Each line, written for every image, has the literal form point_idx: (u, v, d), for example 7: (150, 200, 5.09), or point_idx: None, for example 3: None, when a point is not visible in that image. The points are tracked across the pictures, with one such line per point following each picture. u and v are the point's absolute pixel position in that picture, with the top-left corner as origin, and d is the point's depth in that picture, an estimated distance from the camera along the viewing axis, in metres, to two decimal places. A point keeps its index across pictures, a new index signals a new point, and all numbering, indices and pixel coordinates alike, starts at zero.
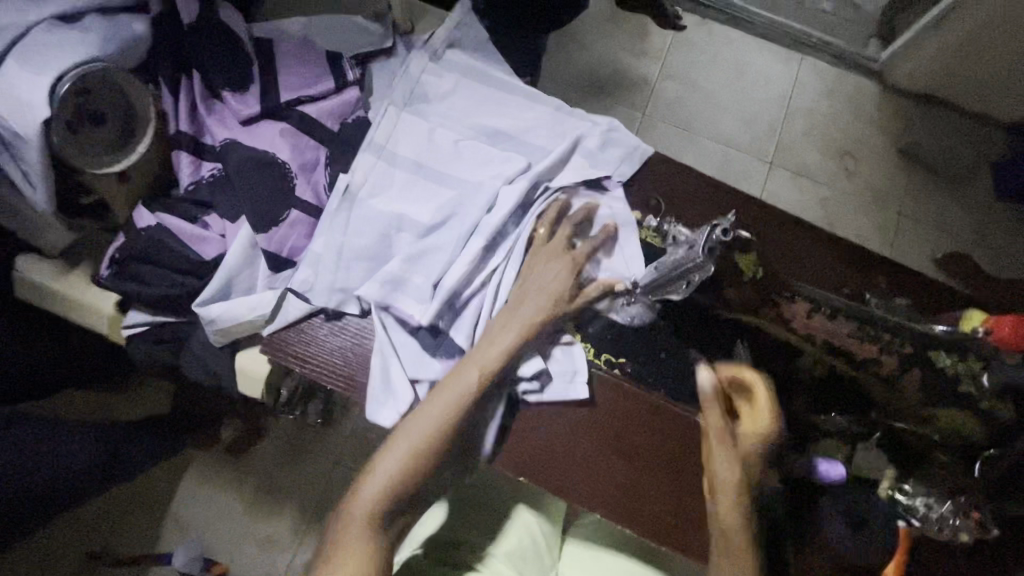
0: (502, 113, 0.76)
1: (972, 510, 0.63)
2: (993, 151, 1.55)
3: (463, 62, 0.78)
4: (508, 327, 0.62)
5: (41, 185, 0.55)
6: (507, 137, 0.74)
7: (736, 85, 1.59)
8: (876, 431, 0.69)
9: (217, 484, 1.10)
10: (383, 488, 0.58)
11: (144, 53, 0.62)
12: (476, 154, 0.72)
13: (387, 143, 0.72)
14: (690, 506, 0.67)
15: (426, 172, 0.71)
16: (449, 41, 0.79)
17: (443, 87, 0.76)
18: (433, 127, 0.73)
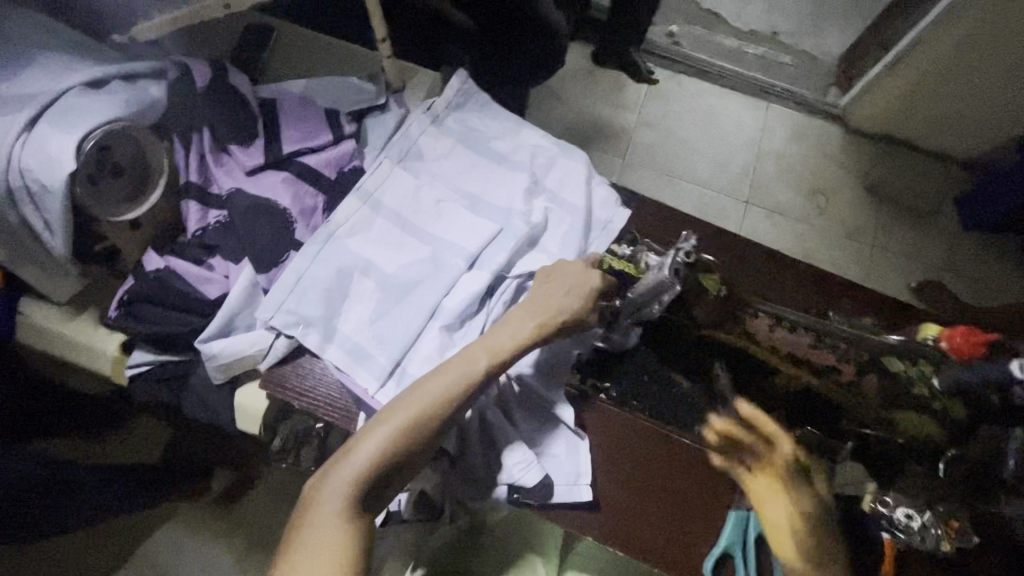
0: (484, 180, 0.82)
1: (954, 521, 0.65)
2: (952, 186, 1.66)
3: (462, 130, 0.86)
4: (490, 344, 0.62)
5: (61, 231, 0.59)
6: (486, 201, 0.80)
7: (707, 131, 1.70)
8: (849, 440, 0.70)
9: (208, 535, 1.09)
10: (352, 478, 0.53)
11: (161, 113, 0.68)
12: (452, 216, 0.77)
13: (375, 190, 0.77)
14: (681, 524, 0.69)
15: (404, 224, 0.76)
16: (452, 107, 0.88)
17: (437, 148, 0.84)
18: (419, 183, 0.79)
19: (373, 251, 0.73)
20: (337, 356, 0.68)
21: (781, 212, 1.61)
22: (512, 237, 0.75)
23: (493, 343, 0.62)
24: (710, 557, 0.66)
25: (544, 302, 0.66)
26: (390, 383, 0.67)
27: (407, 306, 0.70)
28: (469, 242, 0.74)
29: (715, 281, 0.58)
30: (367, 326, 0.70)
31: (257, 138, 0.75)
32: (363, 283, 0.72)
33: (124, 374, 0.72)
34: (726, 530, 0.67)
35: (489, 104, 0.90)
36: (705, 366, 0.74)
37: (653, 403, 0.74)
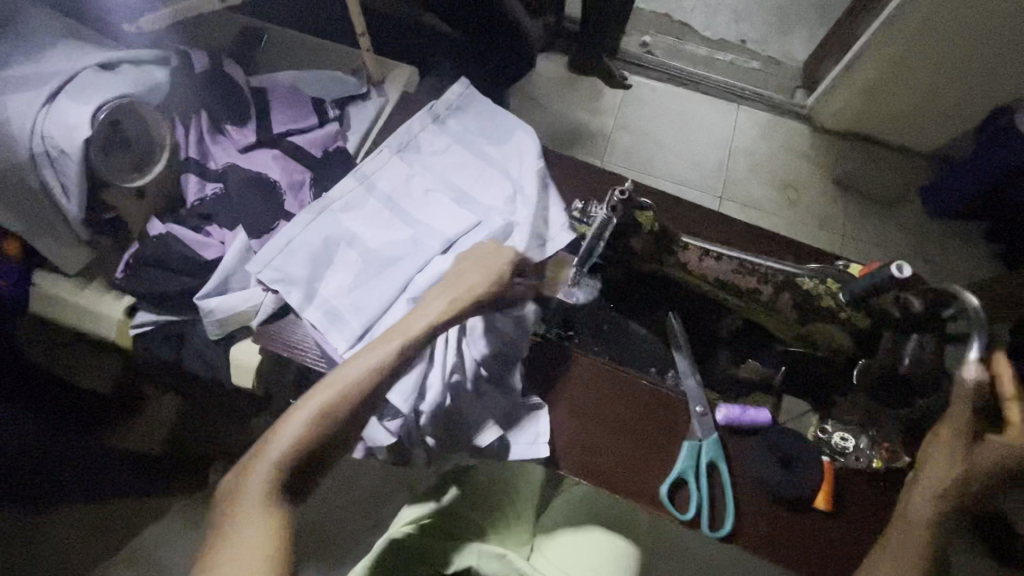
0: (473, 177, 0.83)
1: (884, 441, 0.72)
2: (917, 178, 1.75)
3: (463, 129, 0.89)
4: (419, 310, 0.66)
5: (75, 192, 0.71)
6: (472, 195, 0.82)
7: (679, 129, 1.79)
8: (782, 365, 0.77)
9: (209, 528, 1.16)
10: (269, 471, 0.56)
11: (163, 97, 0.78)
12: (436, 206, 0.80)
13: (372, 174, 0.82)
14: (641, 457, 0.73)
15: (392, 208, 0.80)
16: (454, 108, 0.90)
17: (435, 144, 0.86)
18: (412, 174, 0.83)
19: (360, 227, 0.78)
20: (314, 315, 0.73)
21: (753, 204, 1.69)
22: (484, 232, 0.77)
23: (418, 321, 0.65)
24: (667, 483, 0.71)
25: (468, 277, 0.70)
26: (356, 347, 0.71)
27: (384, 279, 0.75)
28: (448, 229, 0.77)
29: (653, 218, 0.67)
30: (345, 293, 0.75)
31: (250, 120, 0.86)
32: (347, 254, 0.77)
33: (130, 334, 0.79)
34: (679, 455, 0.72)
35: (491, 109, 0.91)
36: (659, 313, 0.80)
37: (612, 348, 0.79)
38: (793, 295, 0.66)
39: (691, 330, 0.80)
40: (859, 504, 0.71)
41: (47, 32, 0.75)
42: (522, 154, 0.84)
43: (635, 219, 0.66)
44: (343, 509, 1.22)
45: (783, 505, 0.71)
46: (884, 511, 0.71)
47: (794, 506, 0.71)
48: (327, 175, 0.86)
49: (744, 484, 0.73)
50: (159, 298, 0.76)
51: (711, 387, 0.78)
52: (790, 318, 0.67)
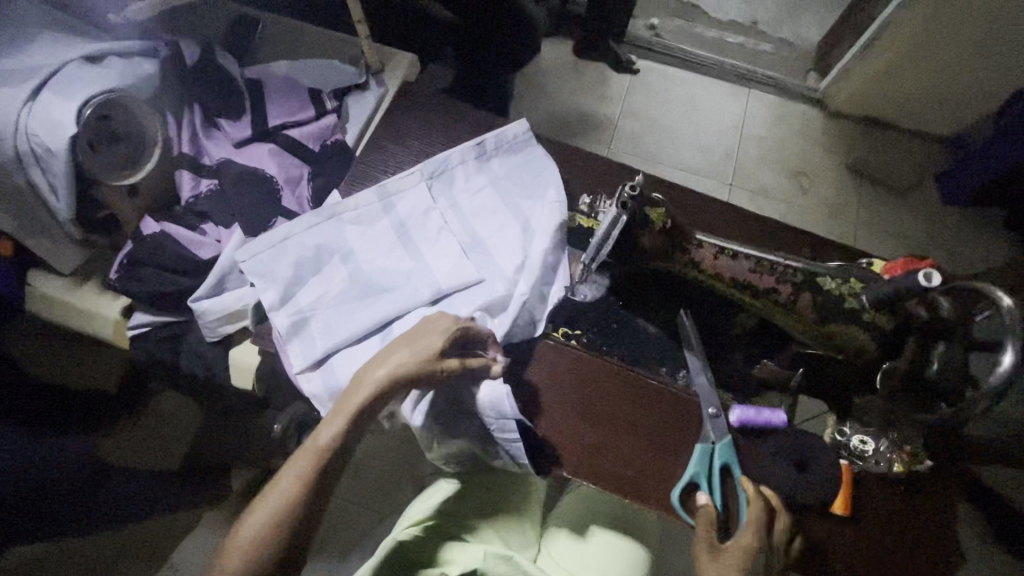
0: (493, 224, 0.79)
1: (903, 444, 0.69)
2: (933, 164, 1.69)
3: (507, 174, 0.82)
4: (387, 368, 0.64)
5: (64, 191, 0.69)
6: (485, 249, 0.78)
7: (688, 116, 1.74)
8: (800, 367, 0.74)
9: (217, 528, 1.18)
10: (250, 541, 0.57)
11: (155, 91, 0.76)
12: (444, 251, 0.76)
13: (395, 194, 0.79)
14: (643, 460, 0.71)
15: (403, 237, 0.77)
16: (505, 149, 0.83)
17: (469, 184, 0.81)
18: (435, 207, 0.79)
19: (361, 244, 0.76)
20: (283, 321, 0.70)
21: (764, 193, 1.64)
22: (485, 295, 0.74)
23: (314, 440, 0.61)
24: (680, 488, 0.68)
25: (414, 342, 0.66)
26: (315, 372, 0.69)
27: (365, 308, 0.71)
28: (445, 281, 0.74)
29: (665, 215, 0.65)
30: (323, 306, 0.72)
31: (245, 113, 0.83)
32: (338, 268, 0.74)
33: (127, 335, 0.78)
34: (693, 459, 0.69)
35: (545, 158, 0.82)
36: (671, 307, 0.77)
37: (625, 348, 0.76)
38: (815, 296, 0.64)
39: (701, 331, 0.77)
40: (878, 506, 0.69)
41: (30, 26, 0.72)
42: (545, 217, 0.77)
43: (647, 216, 0.63)
44: (347, 504, 1.21)
45: (796, 508, 0.69)
46: (898, 515, 0.69)
47: (810, 509, 0.69)
48: (325, 169, 0.83)
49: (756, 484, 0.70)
50: (154, 298, 0.75)
51: (721, 386, 0.75)
52: (810, 319, 0.64)
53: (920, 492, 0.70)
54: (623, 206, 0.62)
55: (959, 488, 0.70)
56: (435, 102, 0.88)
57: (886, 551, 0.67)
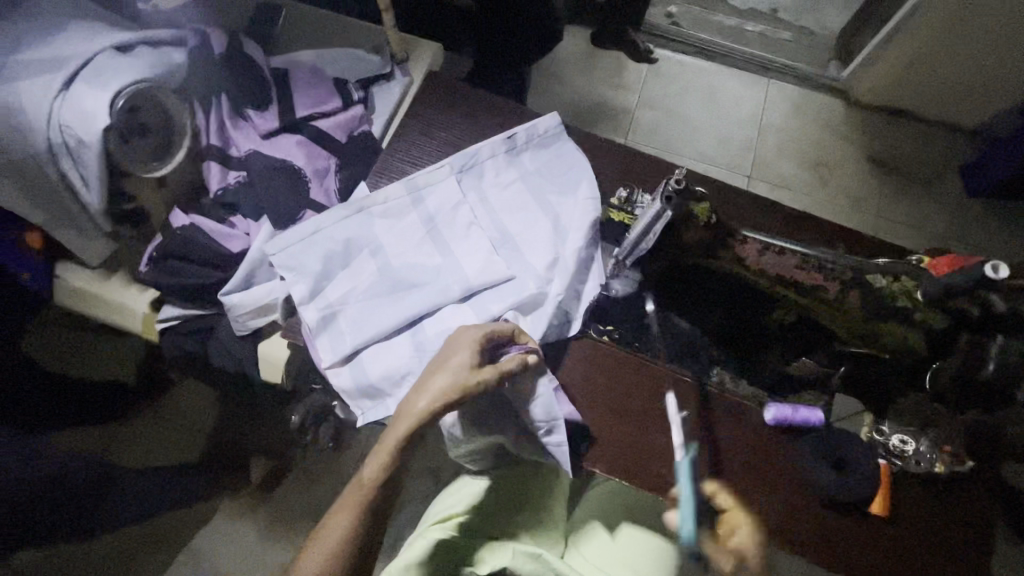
0: (524, 221, 0.77)
1: (945, 444, 0.68)
2: (959, 155, 1.65)
3: (538, 168, 0.81)
4: (425, 390, 0.62)
5: (96, 183, 0.68)
6: (516, 245, 0.76)
7: (709, 106, 1.70)
8: (843, 364, 0.73)
9: (237, 518, 1.19)
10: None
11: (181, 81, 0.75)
12: (474, 247, 0.75)
13: (424, 187, 0.77)
14: (679, 458, 0.69)
15: (432, 232, 0.76)
16: (535, 143, 0.82)
17: (499, 178, 0.80)
18: (464, 202, 0.77)
19: (389, 238, 0.75)
20: (312, 315, 0.69)
21: (785, 184, 1.61)
22: (516, 293, 0.72)
23: (361, 476, 0.65)
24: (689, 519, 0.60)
25: (447, 364, 0.63)
26: (344, 368, 0.68)
27: (394, 304, 0.70)
28: (475, 277, 0.73)
29: (709, 210, 0.63)
30: (352, 300, 0.71)
31: (272, 104, 0.82)
32: (366, 263, 0.73)
33: (155, 327, 0.78)
34: (684, 480, 0.62)
35: (577, 155, 0.81)
36: (705, 300, 0.77)
37: (660, 346, 0.74)
38: (863, 294, 0.62)
39: (731, 326, 0.77)
40: (914, 506, 0.68)
41: (55, 15, 0.71)
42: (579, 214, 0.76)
43: (691, 212, 0.61)
44: None
45: (835, 507, 0.68)
46: (939, 515, 0.68)
47: (845, 508, 0.68)
48: (351, 160, 0.82)
49: (786, 481, 0.69)
50: (184, 291, 0.75)
51: (759, 382, 0.75)
52: (858, 318, 0.63)
53: (962, 492, 0.69)
54: (668, 200, 0.60)
55: (995, 488, 0.69)
56: (459, 92, 0.87)
57: (925, 551, 0.66)
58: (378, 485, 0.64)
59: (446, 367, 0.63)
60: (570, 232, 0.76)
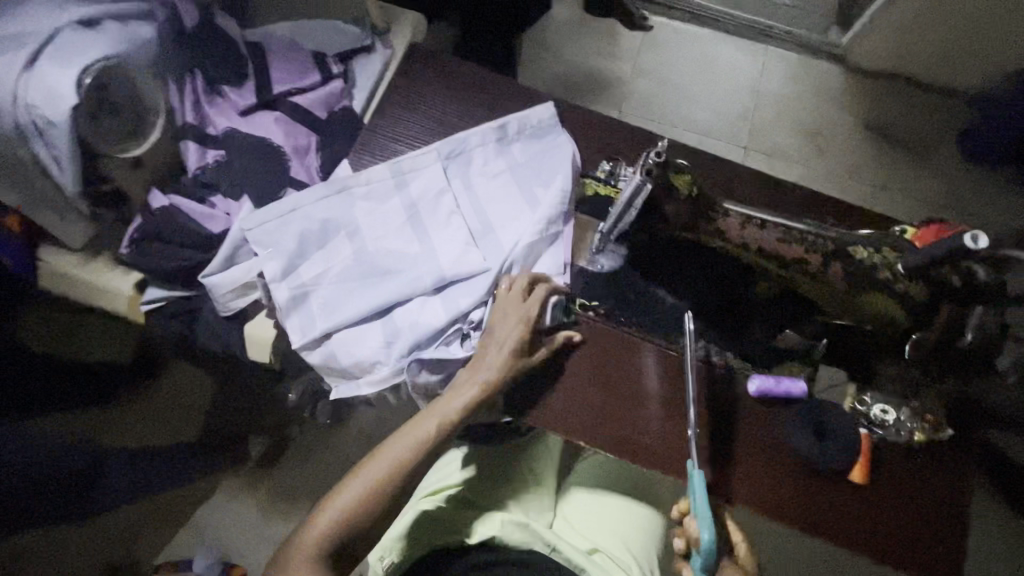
0: (506, 212, 0.76)
1: (925, 412, 0.69)
2: (956, 121, 1.62)
3: (529, 159, 0.78)
4: (477, 375, 0.66)
5: (69, 165, 0.68)
6: (495, 236, 0.74)
7: (704, 75, 1.66)
8: (823, 338, 0.72)
9: (239, 493, 1.23)
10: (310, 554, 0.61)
11: (150, 54, 0.74)
12: (452, 236, 0.74)
13: (409, 172, 0.76)
14: (666, 426, 0.70)
15: (412, 217, 0.74)
16: (528, 133, 0.79)
17: (487, 167, 0.78)
18: (447, 189, 0.75)
19: (369, 222, 0.74)
20: (283, 293, 0.70)
21: (779, 155, 1.58)
22: (488, 286, 0.71)
23: (374, 468, 0.65)
24: (706, 527, 0.60)
25: (493, 338, 0.68)
26: (313, 346, 0.69)
27: (365, 290, 0.70)
28: (448, 267, 0.71)
29: (691, 181, 0.61)
30: (325, 282, 0.71)
31: (249, 80, 0.83)
32: (343, 245, 0.73)
33: (140, 309, 0.78)
34: (703, 494, 0.62)
35: (571, 146, 0.78)
36: (686, 267, 0.76)
37: (646, 319, 0.74)
38: (845, 265, 0.61)
39: (713, 297, 0.75)
40: (896, 474, 0.69)
41: None
42: (555, 206, 0.73)
43: (672, 182, 0.60)
44: None
45: (816, 477, 0.69)
46: (919, 483, 0.69)
47: (828, 477, 0.69)
48: (332, 138, 0.82)
49: (772, 453, 0.70)
50: (168, 273, 0.75)
51: (740, 354, 0.74)
52: (840, 290, 0.62)
53: (943, 459, 0.70)
54: (648, 173, 0.59)
55: (970, 455, 0.70)
56: (439, 64, 0.84)
57: (905, 517, 0.68)
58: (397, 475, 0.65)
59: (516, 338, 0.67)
60: (549, 222, 0.73)
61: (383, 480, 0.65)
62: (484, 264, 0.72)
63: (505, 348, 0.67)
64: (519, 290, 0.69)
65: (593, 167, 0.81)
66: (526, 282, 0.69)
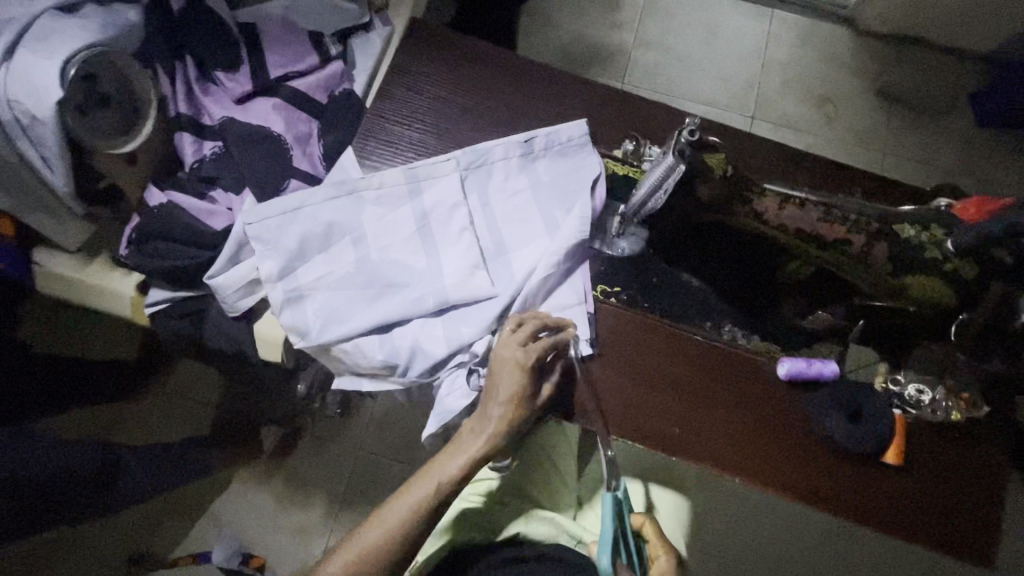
0: (520, 231, 0.72)
1: (960, 391, 0.67)
2: (969, 82, 1.57)
3: (553, 180, 0.73)
4: (482, 432, 0.64)
5: (59, 164, 0.66)
6: (506, 258, 0.71)
7: (710, 42, 1.58)
8: (860, 321, 0.70)
9: (254, 487, 1.22)
10: None
11: (131, 37, 0.70)
12: (461, 252, 0.70)
13: (424, 180, 0.71)
14: (695, 418, 0.68)
15: (423, 229, 0.71)
16: (556, 150, 0.74)
17: (508, 183, 0.73)
18: (460, 204, 0.71)
19: (375, 229, 0.70)
20: (279, 293, 0.68)
21: (789, 124, 1.53)
22: (494, 313, 0.68)
23: (382, 516, 0.64)
24: (606, 552, 0.63)
25: (493, 390, 0.64)
26: (309, 346, 0.68)
27: (366, 305, 0.68)
28: (453, 290, 0.68)
29: (726, 161, 0.59)
30: (325, 287, 0.68)
31: (242, 65, 0.78)
32: (346, 250, 0.69)
33: (145, 312, 0.75)
34: (609, 521, 0.64)
35: (601, 168, 0.73)
36: (713, 248, 0.72)
37: (669, 304, 0.72)
38: (890, 245, 0.60)
39: (738, 278, 0.71)
40: (933, 454, 0.67)
41: None
42: (571, 237, 0.68)
43: (710, 165, 0.58)
44: (376, 455, 1.23)
45: (849, 460, 0.67)
46: (953, 461, 0.68)
47: (861, 458, 0.67)
48: (333, 125, 0.78)
49: (803, 439, 0.68)
50: (169, 273, 0.72)
51: (769, 337, 0.72)
52: (884, 274, 0.60)
53: (981, 436, 0.68)
54: (680, 154, 0.55)
55: (1005, 430, 0.69)
56: (438, 40, 0.79)
57: (944, 498, 0.67)
58: (404, 529, 0.63)
59: (514, 389, 0.63)
60: (562, 250, 0.68)
61: (389, 536, 0.63)
62: (491, 288, 0.68)
63: (505, 402, 0.63)
64: (523, 335, 0.64)
65: (610, 144, 0.77)
66: (530, 327, 0.65)
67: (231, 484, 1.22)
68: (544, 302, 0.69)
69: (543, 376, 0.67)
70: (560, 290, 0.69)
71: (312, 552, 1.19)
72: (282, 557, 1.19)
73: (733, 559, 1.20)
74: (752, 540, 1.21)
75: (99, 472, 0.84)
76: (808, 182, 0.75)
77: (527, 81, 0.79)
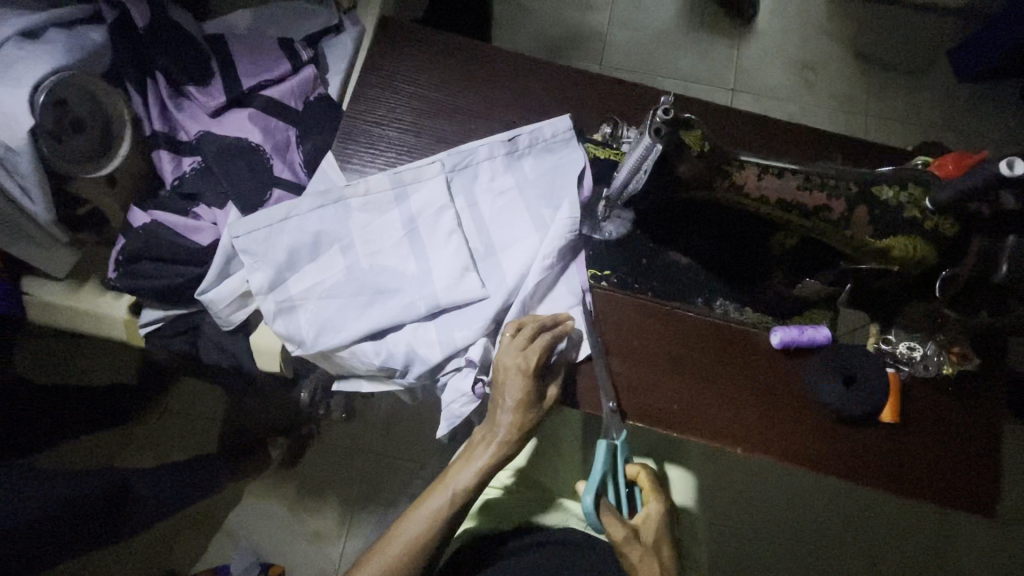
0: (509, 229, 0.72)
1: (952, 345, 0.69)
2: (945, 38, 1.57)
3: (539, 177, 0.73)
4: (493, 439, 0.64)
5: (38, 193, 0.67)
6: (497, 258, 0.71)
7: (684, 16, 1.57)
8: (847, 284, 0.71)
9: (265, 497, 1.23)
10: None
11: (94, 58, 0.71)
12: (451, 256, 0.70)
13: (410, 183, 0.71)
14: (694, 393, 0.68)
15: (412, 233, 0.71)
16: (540, 147, 0.74)
17: (495, 183, 0.73)
18: (448, 207, 0.71)
19: (363, 235, 0.70)
20: (269, 301, 0.68)
21: (769, 94, 1.53)
22: (485, 314, 0.68)
23: (401, 531, 0.64)
24: (590, 492, 0.63)
25: (500, 396, 0.63)
26: (303, 351, 0.68)
27: (359, 313, 0.68)
28: (444, 295, 0.68)
29: (703, 138, 0.58)
30: (316, 296, 0.69)
31: (214, 78, 0.78)
32: (336, 258, 0.69)
33: (139, 332, 0.76)
34: (599, 463, 0.64)
35: (585, 161, 0.73)
36: (698, 224, 0.72)
37: (658, 283, 0.72)
38: (870, 208, 0.61)
39: (726, 253, 0.72)
40: (927, 410, 0.69)
41: None
42: (559, 235, 0.69)
43: (685, 141, 0.57)
44: (383, 457, 1.24)
45: (846, 424, 0.68)
46: (947, 414, 0.69)
47: (860, 422, 0.68)
48: (310, 131, 0.78)
49: (803, 410, 0.69)
50: (160, 292, 0.72)
51: (759, 308, 0.72)
52: (866, 237, 0.61)
53: (969, 388, 0.70)
54: (656, 135, 0.55)
55: (996, 382, 0.70)
56: (408, 37, 0.78)
57: (943, 452, 0.68)
58: (423, 540, 0.64)
59: (519, 396, 0.63)
60: (551, 247, 0.69)
61: (409, 548, 0.63)
62: (483, 290, 0.69)
63: (513, 409, 0.63)
64: (522, 340, 0.63)
65: (591, 130, 0.77)
66: (529, 330, 0.63)
67: (242, 496, 1.23)
68: (535, 299, 0.70)
69: (547, 376, 0.66)
70: (551, 286, 0.70)
71: (328, 556, 1.20)
72: (300, 564, 1.20)
73: (744, 530, 1.22)
74: (760, 510, 1.23)
75: (111, 497, 0.85)
76: (785, 151, 0.76)
77: (503, 74, 0.78)
